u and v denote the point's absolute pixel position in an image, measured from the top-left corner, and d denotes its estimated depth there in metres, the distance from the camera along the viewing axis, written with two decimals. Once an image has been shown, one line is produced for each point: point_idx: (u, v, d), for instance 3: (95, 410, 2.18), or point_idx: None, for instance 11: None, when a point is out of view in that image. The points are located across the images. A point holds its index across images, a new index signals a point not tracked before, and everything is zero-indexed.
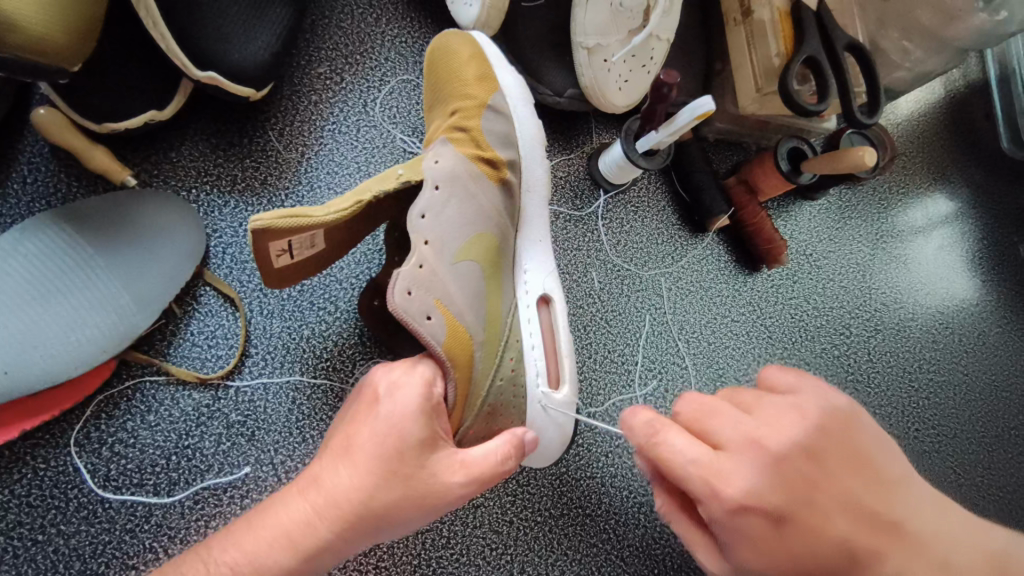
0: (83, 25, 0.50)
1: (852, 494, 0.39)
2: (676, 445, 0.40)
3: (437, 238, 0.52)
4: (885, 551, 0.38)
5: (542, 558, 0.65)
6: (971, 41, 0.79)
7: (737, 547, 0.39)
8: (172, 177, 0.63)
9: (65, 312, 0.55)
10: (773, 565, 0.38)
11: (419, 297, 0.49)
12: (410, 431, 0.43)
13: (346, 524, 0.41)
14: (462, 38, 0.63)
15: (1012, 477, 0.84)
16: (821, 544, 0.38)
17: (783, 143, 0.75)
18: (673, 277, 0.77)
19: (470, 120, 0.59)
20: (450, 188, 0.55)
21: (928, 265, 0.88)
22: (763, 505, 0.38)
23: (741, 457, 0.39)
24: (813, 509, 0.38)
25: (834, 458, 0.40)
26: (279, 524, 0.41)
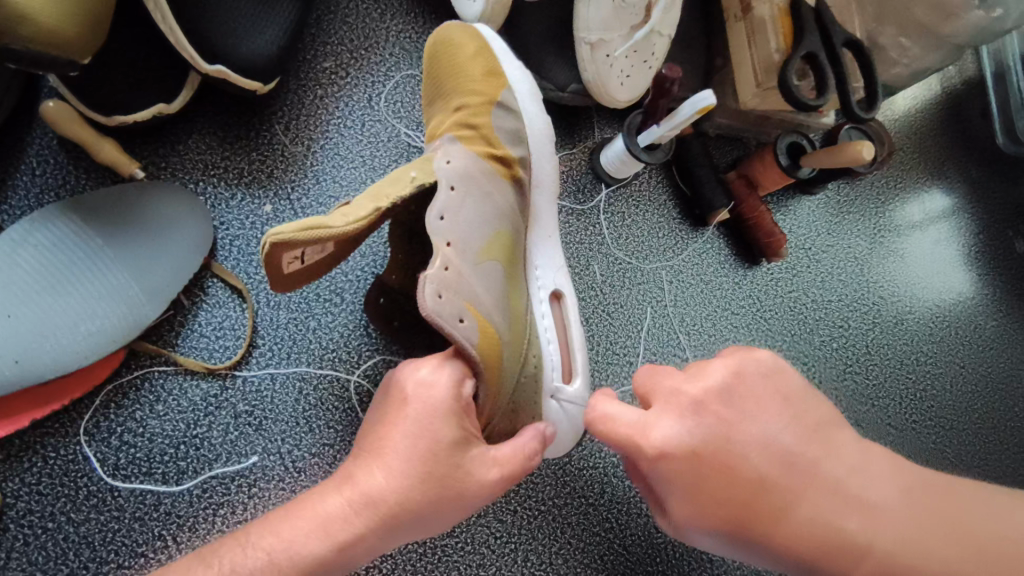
0: (94, 21, 0.51)
1: (771, 438, 0.44)
2: (610, 410, 0.46)
3: (458, 238, 0.52)
4: (799, 490, 0.43)
5: (546, 546, 0.66)
6: (967, 38, 0.80)
7: (671, 493, 0.45)
8: (180, 170, 0.64)
9: (75, 302, 0.55)
10: (697, 505, 0.44)
11: (450, 299, 0.47)
12: (444, 433, 0.44)
13: (383, 521, 0.42)
14: (465, 34, 0.63)
15: (1006, 468, 0.86)
16: (736, 484, 0.43)
17: (783, 138, 0.76)
18: (674, 270, 0.78)
19: (480, 116, 0.60)
20: (465, 187, 0.55)
21: (925, 261, 0.89)
22: (683, 449, 0.44)
23: (665, 411, 0.45)
24: (728, 448, 0.43)
25: (746, 402, 0.45)
26: (312, 519, 0.42)
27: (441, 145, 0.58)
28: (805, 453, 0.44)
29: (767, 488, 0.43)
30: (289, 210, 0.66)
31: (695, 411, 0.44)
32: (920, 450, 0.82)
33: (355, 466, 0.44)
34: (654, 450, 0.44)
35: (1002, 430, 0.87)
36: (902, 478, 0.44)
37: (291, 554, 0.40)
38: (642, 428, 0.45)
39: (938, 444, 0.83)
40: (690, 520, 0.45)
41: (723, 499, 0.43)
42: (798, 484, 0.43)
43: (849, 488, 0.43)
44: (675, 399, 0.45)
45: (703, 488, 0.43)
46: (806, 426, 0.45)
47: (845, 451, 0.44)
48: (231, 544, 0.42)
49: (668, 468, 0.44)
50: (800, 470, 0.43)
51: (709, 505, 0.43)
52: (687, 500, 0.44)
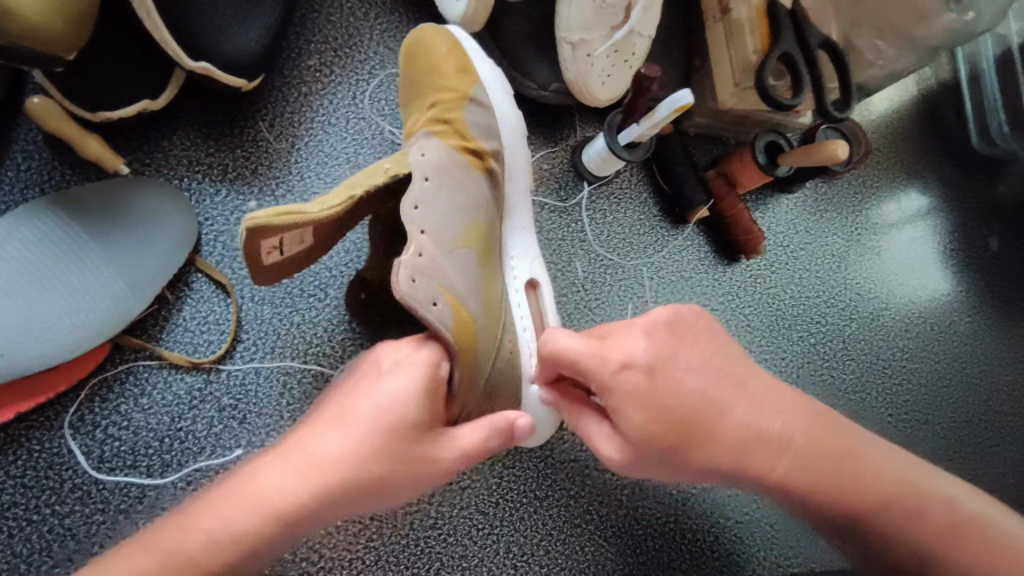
0: (77, 16, 0.51)
1: (707, 362, 0.50)
2: (562, 343, 0.49)
3: (432, 227, 0.53)
4: (727, 404, 0.49)
5: (527, 538, 0.67)
6: (941, 40, 0.82)
7: (626, 406, 0.48)
8: (165, 166, 0.65)
9: (60, 296, 0.56)
10: (647, 414, 0.48)
11: (423, 284, 0.49)
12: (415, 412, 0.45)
13: (335, 496, 0.42)
14: (435, 33, 0.64)
15: (980, 462, 0.87)
16: (682, 395, 0.48)
17: (761, 136, 0.77)
18: (654, 267, 0.79)
19: (452, 112, 0.61)
20: (438, 178, 0.56)
21: (898, 256, 0.91)
22: (641, 363, 0.48)
23: (626, 335, 0.49)
24: (675, 367, 0.49)
25: (690, 335, 0.51)
26: (259, 495, 0.40)
27: (416, 140, 0.59)
28: (730, 380, 0.50)
29: (704, 399, 0.49)
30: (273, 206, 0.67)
31: (650, 335, 0.49)
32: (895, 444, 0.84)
33: (310, 443, 0.43)
34: (613, 366, 0.48)
35: (976, 424, 0.89)
36: (798, 402, 0.53)
37: (240, 528, 0.39)
38: (603, 351, 0.48)
39: (913, 437, 0.85)
40: (637, 436, 0.48)
41: (669, 409, 0.48)
42: (727, 399, 0.50)
43: (761, 410, 0.50)
44: (632, 328, 0.49)
45: (655, 400, 0.48)
46: (732, 359, 0.52)
47: (760, 384, 0.52)
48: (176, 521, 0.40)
49: (628, 383, 0.48)
50: (727, 387, 0.50)
51: (657, 416, 0.48)
52: (643, 413, 0.48)
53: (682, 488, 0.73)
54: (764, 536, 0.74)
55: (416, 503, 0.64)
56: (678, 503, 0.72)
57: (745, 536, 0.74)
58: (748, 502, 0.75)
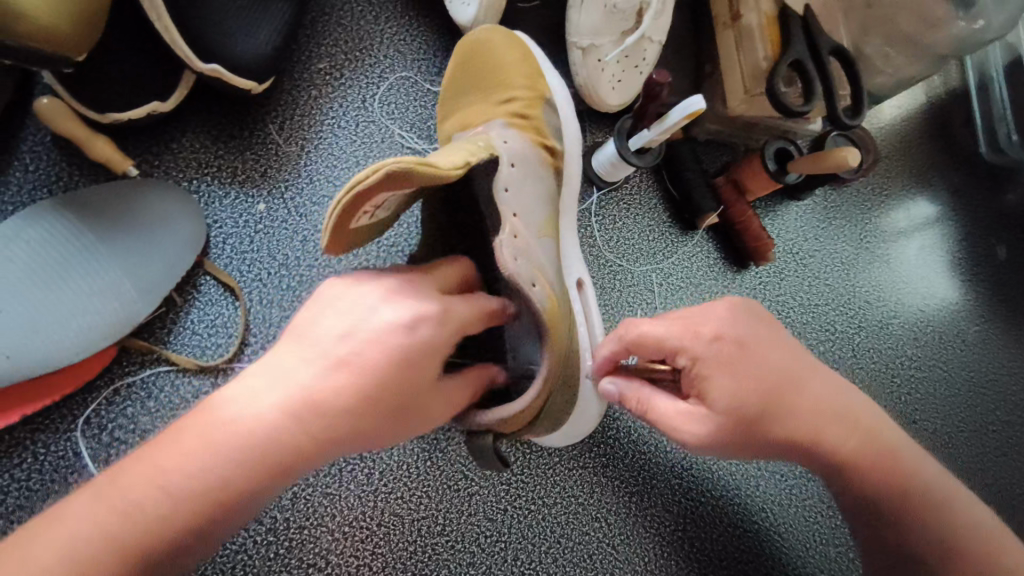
0: (86, 17, 0.51)
1: (786, 342, 0.51)
2: (646, 329, 0.50)
3: (521, 210, 0.54)
4: (803, 385, 0.51)
5: (535, 545, 0.66)
6: (950, 48, 0.82)
7: (717, 375, 0.48)
8: (173, 168, 0.65)
9: (67, 297, 0.56)
10: (738, 383, 0.48)
11: (523, 264, 0.50)
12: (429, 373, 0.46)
13: (309, 439, 0.41)
14: (506, 33, 0.65)
15: (989, 471, 0.87)
16: (769, 368, 0.49)
17: (770, 144, 0.77)
18: (663, 272, 0.79)
19: (532, 109, 0.63)
20: (522, 166, 0.57)
21: (910, 265, 0.91)
22: (731, 336, 0.49)
23: (712, 310, 0.50)
24: (763, 342, 0.50)
25: (769, 316, 0.52)
26: (223, 433, 0.40)
27: (495, 128, 0.60)
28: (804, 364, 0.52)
29: (786, 375, 0.50)
30: (282, 209, 0.67)
31: (733, 310, 0.50)
32: None
33: (269, 377, 0.42)
34: (707, 337, 0.49)
35: (985, 434, 0.88)
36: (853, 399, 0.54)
37: (206, 472, 0.40)
38: (694, 324, 0.49)
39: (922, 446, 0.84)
40: (729, 404, 0.48)
41: (759, 380, 0.48)
42: (804, 378, 0.51)
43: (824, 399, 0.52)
44: (715, 303, 0.51)
45: (747, 370, 0.48)
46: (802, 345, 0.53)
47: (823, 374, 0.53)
48: (143, 464, 0.40)
49: (723, 353, 0.48)
50: (802, 368, 0.51)
51: (752, 387, 0.48)
52: (733, 381, 0.48)
53: (691, 496, 0.72)
54: (773, 545, 0.73)
55: (423, 510, 0.64)
56: (687, 511, 0.72)
57: (755, 545, 0.73)
58: (757, 511, 0.74)
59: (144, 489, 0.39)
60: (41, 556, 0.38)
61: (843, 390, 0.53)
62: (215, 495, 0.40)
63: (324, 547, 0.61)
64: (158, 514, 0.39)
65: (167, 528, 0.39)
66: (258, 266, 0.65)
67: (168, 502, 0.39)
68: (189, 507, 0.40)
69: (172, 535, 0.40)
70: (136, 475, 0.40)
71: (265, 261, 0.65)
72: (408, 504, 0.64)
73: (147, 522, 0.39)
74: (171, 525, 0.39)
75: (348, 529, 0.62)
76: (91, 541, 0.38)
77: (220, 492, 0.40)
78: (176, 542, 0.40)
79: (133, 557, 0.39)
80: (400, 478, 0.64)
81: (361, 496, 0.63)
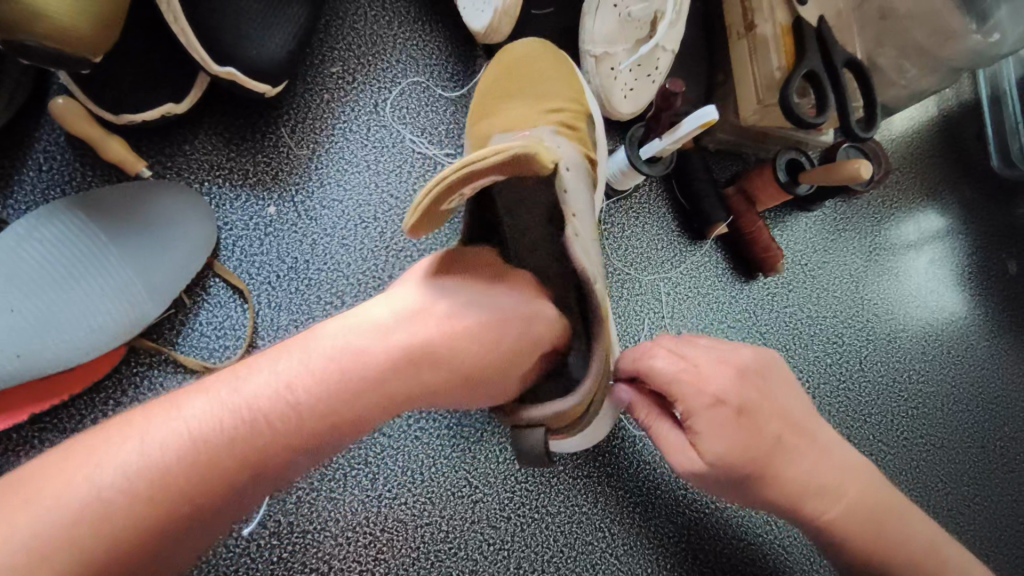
0: (108, 18, 0.51)
1: (785, 407, 0.51)
2: (657, 364, 0.50)
3: (580, 213, 0.55)
4: (798, 451, 0.50)
5: (538, 554, 0.66)
6: (964, 61, 0.81)
7: (709, 434, 0.48)
8: (186, 169, 0.65)
9: (79, 297, 0.56)
10: (730, 446, 0.47)
11: (589, 266, 0.52)
12: (526, 362, 0.49)
13: (416, 388, 0.44)
14: (554, 53, 0.68)
15: (996, 487, 0.86)
16: (763, 433, 0.49)
17: (781, 154, 0.77)
18: (671, 282, 0.78)
19: (579, 120, 0.65)
20: (576, 169, 0.58)
21: (919, 278, 0.90)
22: (731, 398, 0.48)
23: (714, 368, 0.49)
24: (762, 407, 0.49)
25: (773, 381, 0.52)
26: (343, 362, 0.42)
27: (547, 134, 0.61)
28: (802, 429, 0.51)
29: (781, 438, 0.49)
30: (292, 212, 0.67)
31: (737, 374, 0.49)
32: (911, 468, 0.82)
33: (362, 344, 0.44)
34: (708, 399, 0.48)
35: (992, 449, 0.87)
36: (855, 468, 0.53)
37: (324, 395, 0.41)
38: (701, 383, 0.48)
39: (931, 462, 0.84)
40: (715, 460, 0.48)
41: (751, 446, 0.48)
42: (799, 445, 0.51)
43: (821, 467, 0.51)
44: (722, 363, 0.50)
45: (741, 434, 0.48)
46: (804, 412, 0.53)
47: (824, 440, 0.53)
48: (262, 375, 0.41)
49: (718, 415, 0.48)
50: (801, 436, 0.51)
51: (743, 451, 0.48)
52: (724, 440, 0.47)
53: (695, 507, 0.72)
54: (776, 558, 0.73)
55: (427, 517, 0.64)
56: (691, 523, 0.71)
57: (758, 558, 0.73)
58: (760, 523, 0.74)
59: (266, 397, 0.40)
60: (152, 449, 0.37)
61: (844, 458, 0.53)
62: (325, 420, 0.41)
63: (327, 551, 0.61)
64: (263, 429, 0.39)
65: (265, 449, 0.39)
66: (267, 269, 0.65)
67: (283, 416, 0.40)
68: (302, 426, 0.40)
69: (266, 457, 0.39)
70: (256, 383, 0.41)
71: (274, 263, 0.65)
72: (412, 510, 0.64)
73: (257, 432, 0.39)
74: (275, 443, 0.39)
75: (352, 534, 0.62)
76: (199, 452, 0.38)
77: (330, 423, 0.41)
78: (261, 469, 0.39)
79: (226, 479, 0.38)
80: (404, 483, 0.64)
81: (364, 501, 0.63)
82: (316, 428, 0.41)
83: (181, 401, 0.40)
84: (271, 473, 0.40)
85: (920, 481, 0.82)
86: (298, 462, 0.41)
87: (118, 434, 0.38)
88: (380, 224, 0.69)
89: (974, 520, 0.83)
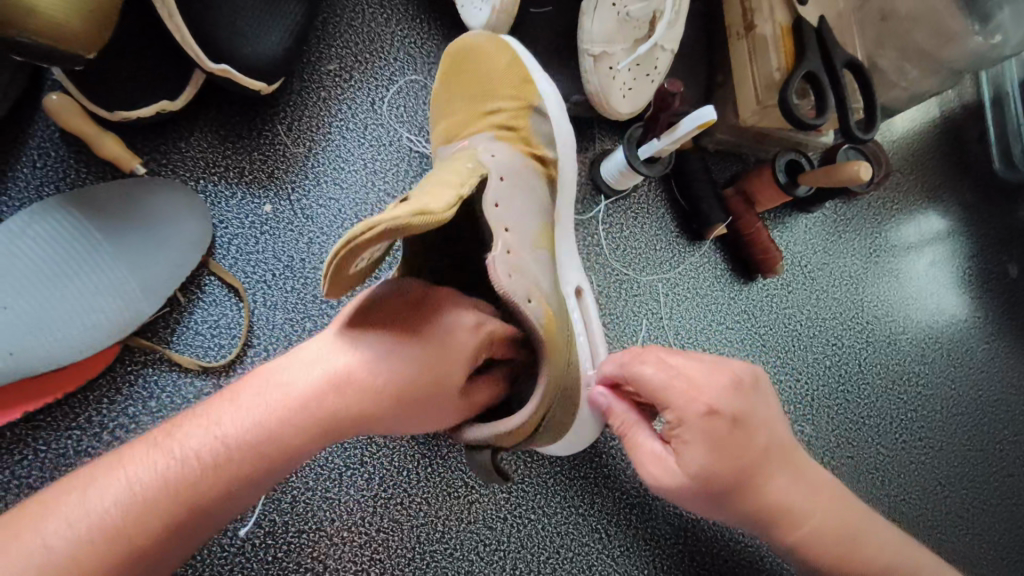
0: (102, 15, 0.51)
1: (775, 422, 0.50)
2: (646, 372, 0.49)
3: (514, 224, 0.54)
4: (778, 468, 0.50)
5: (534, 555, 0.66)
6: (965, 63, 0.81)
7: (695, 449, 0.46)
8: (181, 166, 0.64)
9: (72, 296, 0.55)
10: (715, 462, 0.46)
11: (518, 280, 0.50)
12: (454, 372, 0.46)
13: (346, 412, 0.44)
14: (497, 43, 0.64)
15: (995, 491, 0.85)
16: (750, 449, 0.47)
17: (780, 155, 0.77)
18: (670, 283, 0.78)
19: (519, 120, 0.63)
20: (510, 177, 0.57)
21: (919, 281, 0.90)
22: (725, 413, 0.46)
23: (709, 379, 0.47)
24: (753, 422, 0.48)
25: (767, 394, 0.50)
26: (269, 399, 0.43)
27: (482, 142, 0.61)
28: (786, 446, 0.50)
29: (766, 455, 0.48)
30: (288, 210, 0.66)
31: (734, 385, 0.47)
32: (910, 471, 0.82)
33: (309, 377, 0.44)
34: (702, 409, 0.46)
35: (992, 453, 0.87)
36: (828, 488, 0.53)
37: (251, 431, 0.42)
38: (694, 391, 0.46)
39: (930, 466, 0.83)
40: (697, 474, 0.46)
41: (737, 460, 0.47)
42: (780, 462, 0.50)
43: (798, 485, 0.51)
44: (717, 371, 0.48)
45: (729, 448, 0.46)
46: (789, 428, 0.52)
47: (805, 458, 0.52)
48: (193, 421, 0.43)
49: (710, 429, 0.46)
50: (784, 453, 0.50)
51: (728, 465, 0.46)
52: (710, 455, 0.46)
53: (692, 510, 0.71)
54: (773, 561, 0.73)
55: (422, 517, 0.64)
56: (688, 525, 0.71)
57: (754, 561, 0.72)
58: None
59: (195, 441, 0.42)
60: (90, 501, 0.39)
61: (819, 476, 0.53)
62: (256, 454, 0.42)
63: (322, 552, 0.61)
64: (193, 470, 0.41)
65: (197, 489, 0.41)
66: (263, 267, 0.65)
67: (211, 456, 0.41)
68: (231, 465, 0.41)
69: (203, 495, 0.41)
70: (188, 428, 0.42)
71: (270, 262, 0.65)
72: (407, 511, 0.63)
73: (188, 473, 0.41)
74: (208, 481, 0.41)
75: (347, 535, 0.62)
76: (134, 500, 0.39)
77: (261, 457, 0.42)
78: (199, 507, 0.41)
79: (163, 519, 0.40)
80: (399, 483, 0.64)
81: (360, 501, 0.63)
82: (248, 463, 0.42)
83: (122, 453, 0.42)
84: (214, 510, 0.42)
85: (919, 484, 0.82)
86: (244, 496, 0.43)
87: (66, 489, 0.41)
88: None
89: (973, 524, 0.83)
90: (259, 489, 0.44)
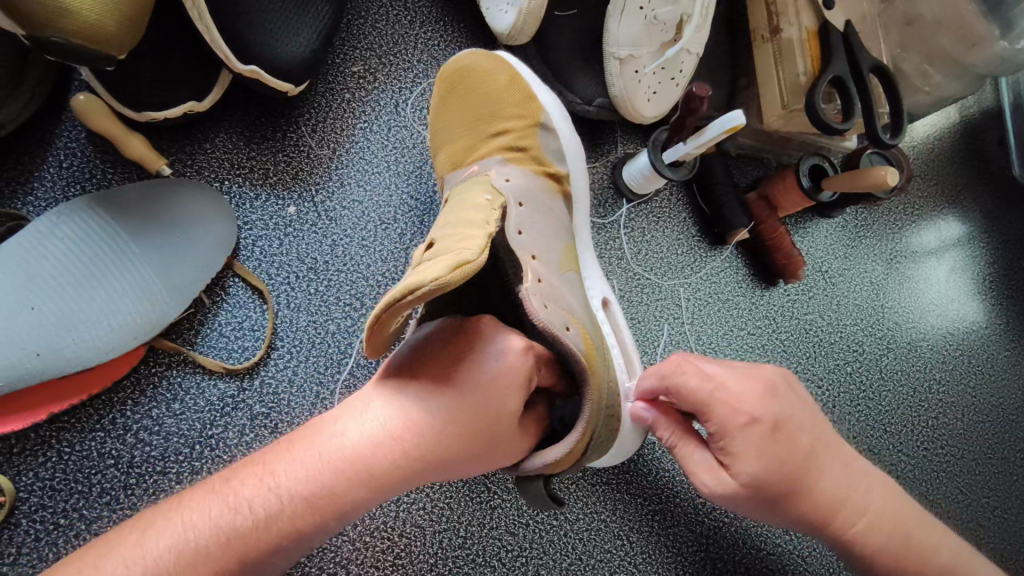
0: (136, 16, 0.50)
1: (818, 424, 0.50)
2: (687, 383, 0.49)
3: (538, 250, 0.54)
4: (826, 469, 0.49)
5: (556, 562, 0.65)
6: (989, 68, 0.81)
7: (744, 454, 0.47)
8: (206, 168, 0.64)
9: (99, 298, 0.55)
10: (763, 464, 0.46)
11: (552, 309, 0.50)
12: (511, 403, 0.45)
13: (402, 461, 0.43)
14: (491, 60, 0.65)
15: (1018, 499, 0.84)
16: (796, 450, 0.47)
17: (804, 160, 0.76)
18: (691, 287, 0.78)
19: (526, 139, 0.62)
20: (528, 201, 0.57)
21: (939, 288, 0.89)
22: (766, 416, 0.47)
23: (747, 385, 0.48)
24: (796, 424, 0.48)
25: (804, 398, 0.51)
26: (325, 452, 0.42)
27: (494, 167, 0.61)
28: (833, 446, 0.50)
29: (813, 456, 0.48)
30: (312, 212, 0.66)
31: (771, 392, 0.49)
32: (931, 478, 0.81)
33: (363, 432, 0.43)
34: (744, 419, 0.47)
35: (1014, 461, 0.86)
36: (881, 488, 0.52)
37: (308, 483, 0.41)
38: (736, 400, 0.47)
39: (951, 473, 0.83)
40: (748, 480, 0.47)
41: (785, 464, 0.47)
42: (828, 462, 0.49)
43: (850, 486, 0.50)
44: (752, 379, 0.49)
45: (777, 454, 0.47)
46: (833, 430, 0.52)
47: (853, 458, 0.51)
48: (249, 471, 0.42)
49: (754, 432, 0.47)
50: (831, 453, 0.50)
51: (777, 470, 0.47)
52: (758, 459, 0.46)
53: (714, 517, 0.71)
54: (795, 568, 0.72)
55: (445, 522, 0.63)
56: (709, 532, 0.70)
57: (777, 568, 0.72)
58: (780, 534, 0.73)
59: (250, 491, 0.40)
60: (148, 546, 0.39)
61: (869, 474, 0.52)
62: (312, 506, 0.41)
63: (345, 556, 0.60)
64: (248, 521, 0.39)
65: (253, 541, 0.39)
66: (287, 269, 0.64)
67: (265, 508, 0.40)
68: (286, 517, 0.40)
69: (258, 546, 0.40)
70: (245, 478, 0.41)
71: (293, 264, 0.65)
72: (430, 515, 0.63)
73: (244, 524, 0.39)
74: (262, 533, 0.39)
75: (370, 539, 0.61)
76: (189, 548, 0.38)
77: (317, 509, 0.41)
78: (255, 558, 0.40)
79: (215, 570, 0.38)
80: (422, 488, 0.63)
81: (382, 505, 0.62)
82: (303, 515, 0.40)
83: (177, 497, 0.41)
84: (270, 560, 0.40)
85: (940, 491, 0.81)
86: (300, 547, 0.41)
87: (124, 530, 0.40)
88: (399, 225, 0.68)
89: (996, 532, 0.82)
90: (316, 540, 0.42)
